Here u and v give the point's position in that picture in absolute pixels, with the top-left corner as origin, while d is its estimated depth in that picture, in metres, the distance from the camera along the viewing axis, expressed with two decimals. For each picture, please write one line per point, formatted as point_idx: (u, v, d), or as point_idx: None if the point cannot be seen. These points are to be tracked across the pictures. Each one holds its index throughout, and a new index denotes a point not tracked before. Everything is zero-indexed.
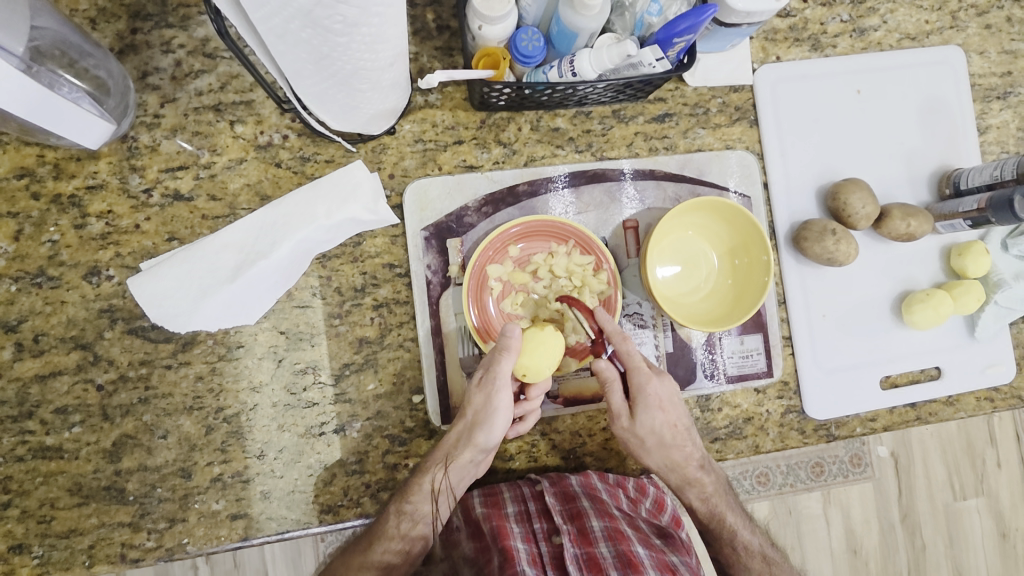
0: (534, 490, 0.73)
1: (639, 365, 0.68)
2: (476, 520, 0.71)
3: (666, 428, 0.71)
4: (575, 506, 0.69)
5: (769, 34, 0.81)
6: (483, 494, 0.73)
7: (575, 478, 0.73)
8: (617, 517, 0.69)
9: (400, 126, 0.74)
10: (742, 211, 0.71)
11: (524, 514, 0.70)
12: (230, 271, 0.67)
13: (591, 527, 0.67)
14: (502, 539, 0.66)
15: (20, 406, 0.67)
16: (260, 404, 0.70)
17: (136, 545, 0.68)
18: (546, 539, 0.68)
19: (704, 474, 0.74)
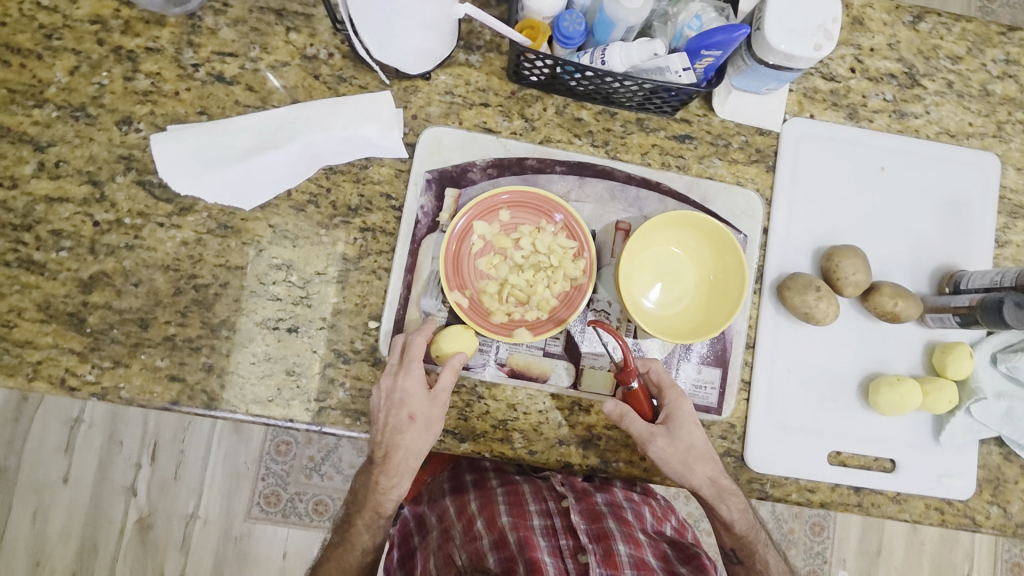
0: (559, 505, 0.80)
1: (671, 385, 0.74)
2: (502, 528, 0.78)
3: (701, 444, 0.74)
4: (600, 526, 0.78)
5: (809, 91, 0.83)
6: (510, 503, 0.82)
7: (600, 497, 0.83)
8: (641, 544, 0.78)
9: (436, 75, 0.78)
10: (722, 227, 0.72)
11: (550, 529, 0.77)
12: (243, 153, 0.73)
13: (616, 550, 0.75)
14: (530, 551, 0.73)
15: (22, 218, 0.72)
16: (230, 284, 0.74)
17: (77, 375, 0.71)
18: (573, 556, 0.74)
19: (735, 487, 0.76)
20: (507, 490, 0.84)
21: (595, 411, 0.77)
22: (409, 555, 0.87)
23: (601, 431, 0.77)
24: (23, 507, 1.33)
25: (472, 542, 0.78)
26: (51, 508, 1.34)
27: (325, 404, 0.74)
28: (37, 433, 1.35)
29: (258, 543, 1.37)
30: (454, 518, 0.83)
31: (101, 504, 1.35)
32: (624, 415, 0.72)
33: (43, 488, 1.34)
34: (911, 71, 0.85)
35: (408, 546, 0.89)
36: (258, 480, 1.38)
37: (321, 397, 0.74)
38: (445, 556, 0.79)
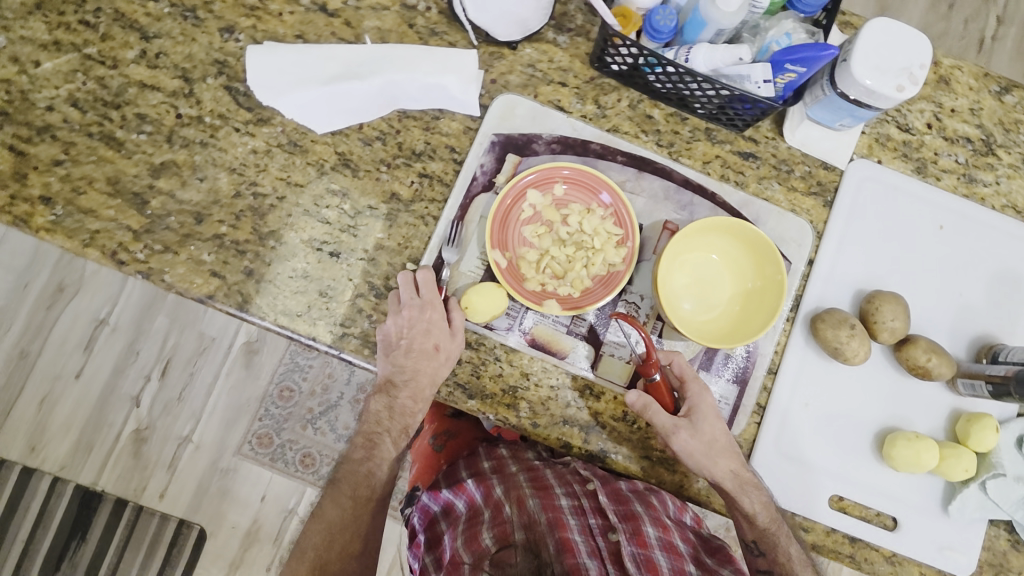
0: (585, 488, 0.76)
1: (693, 377, 0.75)
2: (533, 513, 0.74)
3: (721, 438, 0.74)
4: (628, 509, 0.73)
5: (882, 137, 0.83)
6: (534, 487, 0.78)
7: (624, 483, 0.78)
8: (670, 528, 0.73)
9: (523, 47, 0.81)
10: (764, 236, 0.72)
11: (579, 509, 0.73)
12: (326, 78, 0.76)
13: (645, 532, 0.70)
14: (560, 533, 0.70)
15: (114, 96, 0.77)
16: (287, 198, 0.77)
17: (128, 252, 0.75)
18: (603, 535, 0.70)
19: (756, 479, 0.75)
20: (529, 475, 0.81)
21: (605, 399, 0.77)
22: (435, 541, 0.80)
23: (607, 420, 0.77)
24: (34, 393, 1.37)
25: (498, 523, 0.75)
26: (58, 399, 1.38)
27: (348, 331, 0.76)
28: (64, 326, 1.39)
29: (241, 479, 1.38)
30: (481, 503, 0.79)
31: (106, 407, 1.38)
32: (647, 406, 0.73)
33: (56, 379, 1.38)
34: (988, 140, 0.84)
35: (433, 530, 0.82)
36: (255, 420, 1.40)
37: (347, 324, 0.76)
38: (472, 536, 0.75)
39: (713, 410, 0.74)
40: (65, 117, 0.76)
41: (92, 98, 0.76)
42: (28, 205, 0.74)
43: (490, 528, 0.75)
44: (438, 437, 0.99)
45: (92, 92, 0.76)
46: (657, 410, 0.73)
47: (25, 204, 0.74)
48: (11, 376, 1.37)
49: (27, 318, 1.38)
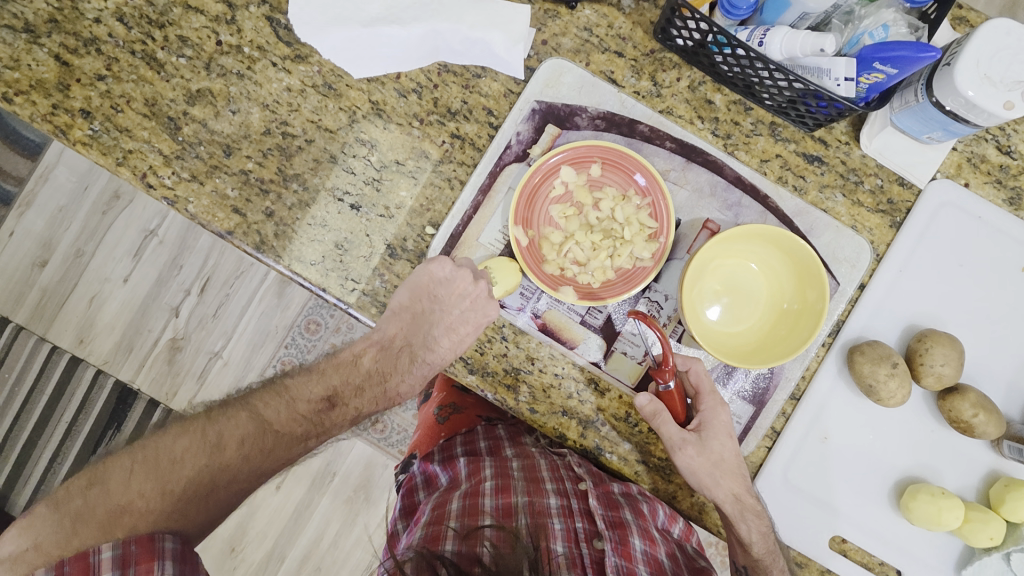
0: (576, 488, 0.75)
1: (709, 392, 0.70)
2: (516, 503, 0.71)
3: (731, 457, 0.70)
4: (617, 517, 0.72)
5: (975, 158, 0.72)
6: (526, 478, 0.76)
7: (615, 486, 0.77)
8: (655, 541, 0.71)
9: (582, 7, 0.74)
10: (811, 256, 0.65)
11: (567, 511, 0.71)
12: (369, 19, 0.71)
13: (631, 543, 0.68)
14: (543, 538, 0.66)
15: (159, 15, 0.75)
16: (315, 143, 0.75)
17: (157, 175, 0.75)
18: (587, 542, 0.68)
19: (759, 506, 0.71)
20: (522, 464, 0.79)
21: (609, 397, 0.74)
22: (411, 509, 0.84)
23: (608, 418, 0.74)
24: (83, 292, 1.45)
25: (473, 497, 0.73)
26: (105, 301, 1.45)
27: (359, 288, 0.75)
28: (116, 232, 1.44)
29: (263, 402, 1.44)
30: (462, 478, 0.80)
31: (146, 313, 1.45)
32: (656, 413, 0.70)
33: (104, 281, 1.45)
34: None
35: (409, 501, 0.86)
36: (280, 347, 1.44)
37: (358, 280, 0.75)
38: (442, 502, 0.75)
39: (729, 433, 0.70)
40: (111, 32, 0.75)
41: (138, 14, 0.75)
42: (69, 116, 0.75)
43: (462, 500, 0.73)
44: (442, 410, 0.96)
45: (138, 8, 0.75)
46: (666, 419, 0.69)
47: (67, 115, 0.75)
48: (64, 273, 1.45)
49: (83, 221, 1.44)
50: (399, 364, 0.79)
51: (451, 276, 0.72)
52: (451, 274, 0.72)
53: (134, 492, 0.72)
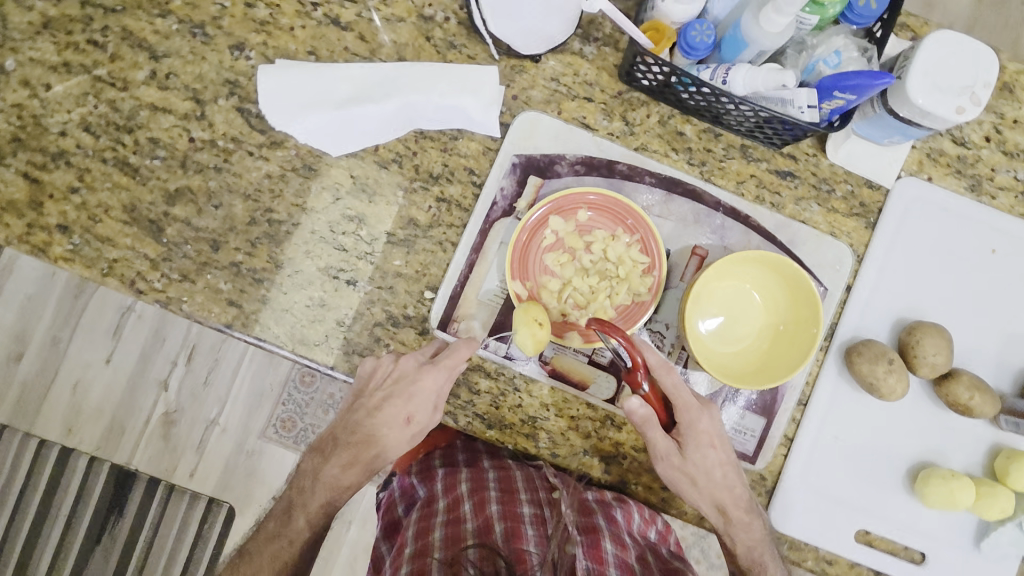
0: (548, 496, 0.78)
1: (688, 399, 0.70)
2: (491, 515, 0.75)
3: (719, 467, 0.71)
4: (590, 522, 0.74)
5: (933, 153, 0.77)
6: (501, 489, 0.80)
7: (589, 493, 0.80)
8: (626, 545, 0.74)
9: (545, 59, 0.76)
10: (804, 278, 0.67)
11: (539, 519, 0.74)
12: (341, 100, 0.73)
13: (603, 546, 0.71)
14: (516, 542, 0.68)
15: (127, 120, 0.75)
16: (302, 225, 0.75)
17: (147, 280, 0.74)
18: (559, 547, 0.67)
19: (753, 504, 0.72)
20: (500, 480, 0.83)
21: (626, 430, 0.76)
22: (393, 526, 0.94)
23: (628, 451, 0.76)
24: (64, 383, 1.38)
25: (455, 523, 0.75)
26: (90, 385, 1.38)
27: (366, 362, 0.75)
28: (93, 312, 1.40)
29: (267, 464, 1.37)
30: (440, 492, 0.86)
31: (134, 393, 1.38)
32: (647, 421, 0.69)
33: (87, 366, 1.39)
34: None
35: (393, 519, 0.95)
36: (278, 405, 1.38)
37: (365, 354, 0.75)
38: (425, 528, 0.78)
39: (716, 436, 0.70)
40: (78, 142, 0.75)
41: (104, 122, 0.75)
42: (46, 234, 0.74)
43: (444, 526, 0.75)
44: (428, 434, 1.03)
45: (105, 116, 0.75)
46: (652, 427, 0.69)
47: (44, 233, 0.74)
48: (42, 364, 1.38)
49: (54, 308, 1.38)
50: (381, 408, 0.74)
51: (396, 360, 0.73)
52: (393, 363, 0.73)
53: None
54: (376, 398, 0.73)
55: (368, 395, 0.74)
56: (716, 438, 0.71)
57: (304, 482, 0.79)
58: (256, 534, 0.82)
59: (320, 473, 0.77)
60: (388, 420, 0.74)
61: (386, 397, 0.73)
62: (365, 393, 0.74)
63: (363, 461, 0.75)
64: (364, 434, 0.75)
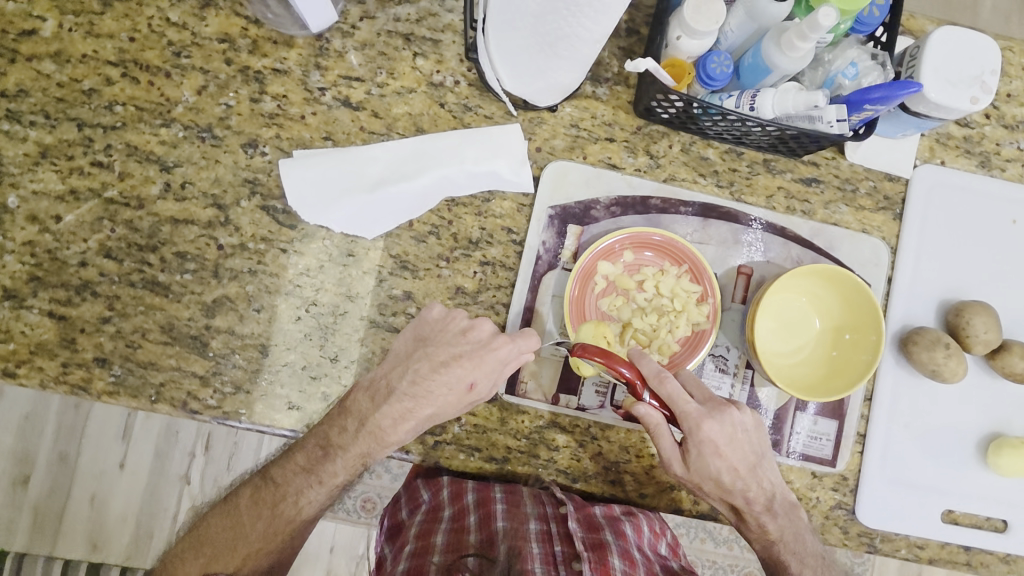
0: (557, 511, 0.71)
1: (689, 410, 0.66)
2: (496, 532, 0.69)
3: (727, 472, 0.68)
4: (597, 537, 0.68)
5: (942, 137, 0.80)
6: (506, 494, 0.74)
7: (598, 507, 0.73)
8: (637, 563, 0.68)
9: (562, 107, 0.76)
10: (863, 288, 0.70)
11: (546, 534, 0.69)
12: (372, 184, 0.73)
13: (610, 563, 0.66)
14: (520, 563, 0.65)
15: (148, 238, 0.72)
16: (350, 313, 0.74)
17: (199, 398, 0.72)
18: (566, 564, 0.65)
19: (772, 499, 0.70)
20: (504, 486, 0.75)
21: None
22: (395, 530, 0.82)
23: None
24: (80, 496, 1.18)
25: (458, 533, 0.71)
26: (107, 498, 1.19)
27: (440, 439, 0.75)
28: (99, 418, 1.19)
29: None
30: (446, 500, 0.75)
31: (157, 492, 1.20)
32: (654, 427, 0.67)
33: (101, 475, 1.19)
34: None
35: (397, 518, 0.82)
36: None
37: (437, 431, 0.75)
38: (426, 531, 0.73)
39: (724, 445, 0.67)
40: (101, 270, 0.72)
41: (125, 244, 0.72)
42: (85, 370, 0.71)
43: (445, 529, 0.72)
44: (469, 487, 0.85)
45: (123, 238, 0.72)
46: (660, 435, 0.67)
47: (84, 370, 0.71)
48: (54, 481, 1.17)
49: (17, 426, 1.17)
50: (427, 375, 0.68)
51: (445, 318, 0.69)
52: (444, 317, 0.70)
53: (213, 535, 0.71)
54: (446, 349, 0.68)
55: (436, 343, 0.69)
56: (724, 446, 0.67)
57: (344, 421, 0.69)
58: (238, 499, 0.73)
59: (367, 421, 0.68)
60: (450, 385, 0.67)
61: (440, 350, 0.68)
62: (428, 348, 0.69)
63: (416, 418, 0.68)
64: (420, 391, 0.67)
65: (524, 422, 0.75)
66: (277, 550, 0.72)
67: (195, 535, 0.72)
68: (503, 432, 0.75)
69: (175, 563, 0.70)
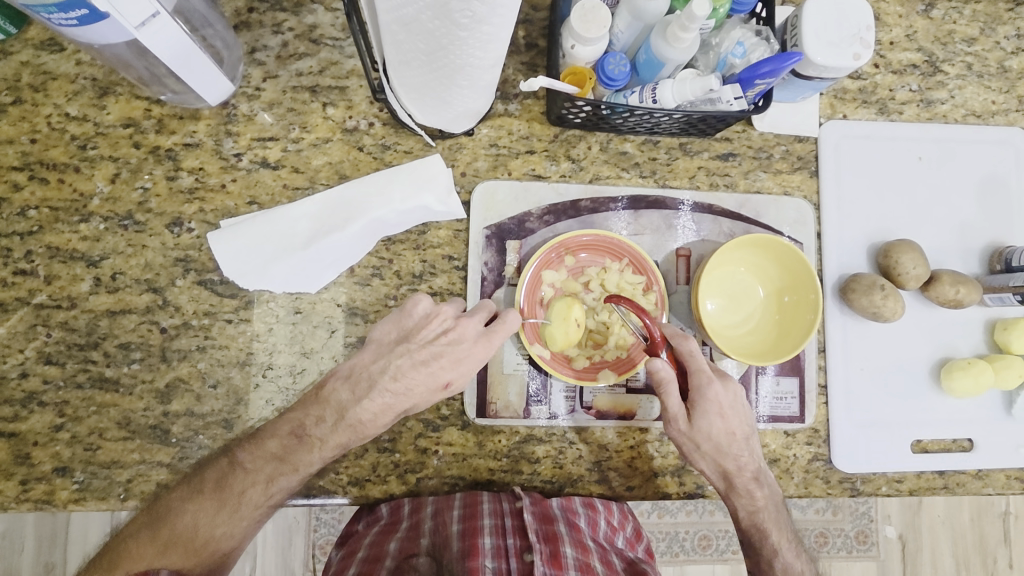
0: (513, 505, 0.72)
1: (701, 367, 0.68)
2: (450, 534, 0.70)
3: (725, 434, 0.69)
4: (551, 529, 0.70)
5: (839, 93, 0.84)
6: (463, 505, 0.73)
7: (555, 499, 0.74)
8: (589, 550, 0.72)
9: (478, 129, 0.78)
10: (793, 249, 0.73)
11: (500, 528, 0.70)
12: (305, 239, 0.72)
13: (564, 552, 0.69)
14: (470, 560, 0.66)
15: (87, 336, 0.71)
16: (308, 369, 0.73)
17: (171, 487, 0.70)
18: (518, 556, 0.68)
19: (760, 466, 0.72)
20: (465, 496, 0.74)
21: None
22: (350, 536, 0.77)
23: None
24: None
25: (411, 540, 0.69)
26: None
27: (421, 475, 0.75)
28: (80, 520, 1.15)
29: None
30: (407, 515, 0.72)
31: None
32: (666, 381, 0.67)
33: None
34: (931, 58, 0.86)
35: (349, 527, 0.77)
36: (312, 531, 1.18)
37: (418, 469, 0.75)
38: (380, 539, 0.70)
39: (727, 406, 0.69)
40: (44, 377, 0.70)
41: (64, 347, 0.70)
42: (45, 483, 0.69)
43: (400, 537, 0.69)
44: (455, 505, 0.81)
45: (61, 341, 0.70)
46: (670, 389, 0.67)
47: (45, 483, 0.69)
48: None
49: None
50: (410, 367, 0.66)
51: (431, 311, 0.69)
52: (428, 310, 0.69)
53: (171, 519, 0.64)
54: (426, 346, 0.66)
55: (417, 339, 0.67)
56: (727, 408, 0.69)
57: (321, 412, 0.66)
58: (201, 480, 0.66)
59: (346, 414, 0.66)
60: (426, 378, 0.66)
61: (419, 344, 0.67)
62: (409, 342, 0.67)
63: (396, 412, 0.67)
64: (397, 392, 0.66)
65: (502, 442, 0.76)
66: (239, 535, 0.66)
67: (150, 516, 0.65)
68: (483, 456, 0.76)
69: (128, 548, 0.64)
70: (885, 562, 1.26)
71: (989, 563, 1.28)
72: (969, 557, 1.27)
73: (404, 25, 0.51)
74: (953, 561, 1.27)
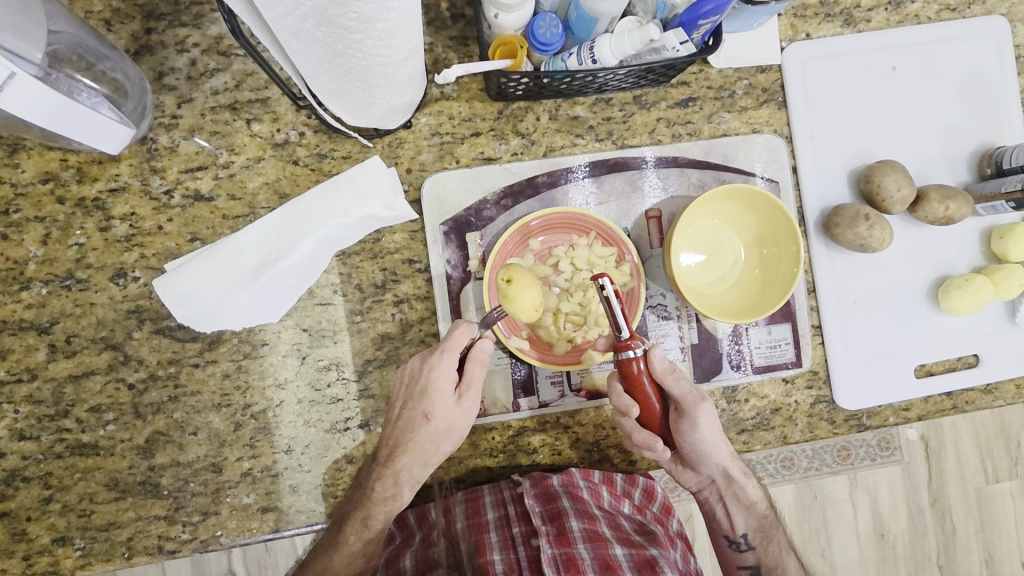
0: (514, 492, 0.70)
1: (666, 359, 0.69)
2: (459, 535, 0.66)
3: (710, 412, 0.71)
4: (554, 506, 0.67)
5: (799, 10, 0.77)
6: (466, 501, 0.71)
7: (555, 477, 0.70)
8: (597, 518, 0.68)
9: (416, 119, 0.72)
10: (768, 196, 0.69)
11: (504, 519, 0.68)
12: (254, 271, 0.68)
13: (570, 528, 0.65)
14: (478, 557, 0.63)
15: (56, 406, 0.69)
16: (286, 400, 0.71)
17: (173, 538, 0.70)
18: (525, 543, 0.65)
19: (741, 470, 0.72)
20: (466, 491, 0.73)
21: None
22: None
23: None
24: None
25: (424, 549, 0.65)
26: None
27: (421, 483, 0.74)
28: None
29: None
30: (415, 527, 0.71)
31: None
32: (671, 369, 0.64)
33: None
34: None
35: None
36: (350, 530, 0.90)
37: None
38: (395, 557, 0.68)
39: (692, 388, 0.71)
40: (23, 454, 0.69)
41: (35, 420, 0.69)
42: (48, 554, 0.69)
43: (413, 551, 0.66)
44: None
45: (30, 415, 0.69)
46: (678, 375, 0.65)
47: (48, 554, 0.69)
48: None
49: None
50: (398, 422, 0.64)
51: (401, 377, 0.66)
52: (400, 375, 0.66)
53: None
54: (402, 400, 0.65)
55: (398, 399, 0.66)
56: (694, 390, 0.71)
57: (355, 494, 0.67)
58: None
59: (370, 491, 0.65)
60: (412, 425, 0.63)
61: (400, 402, 0.65)
62: (391, 403, 0.66)
63: (410, 463, 0.64)
64: (392, 447, 0.64)
65: (496, 438, 0.74)
66: None
67: None
68: (479, 455, 0.74)
69: None
70: (909, 466, 0.97)
71: (1012, 450, 0.99)
72: (989, 442, 0.98)
73: (293, 36, 0.46)
74: (974, 452, 0.98)
